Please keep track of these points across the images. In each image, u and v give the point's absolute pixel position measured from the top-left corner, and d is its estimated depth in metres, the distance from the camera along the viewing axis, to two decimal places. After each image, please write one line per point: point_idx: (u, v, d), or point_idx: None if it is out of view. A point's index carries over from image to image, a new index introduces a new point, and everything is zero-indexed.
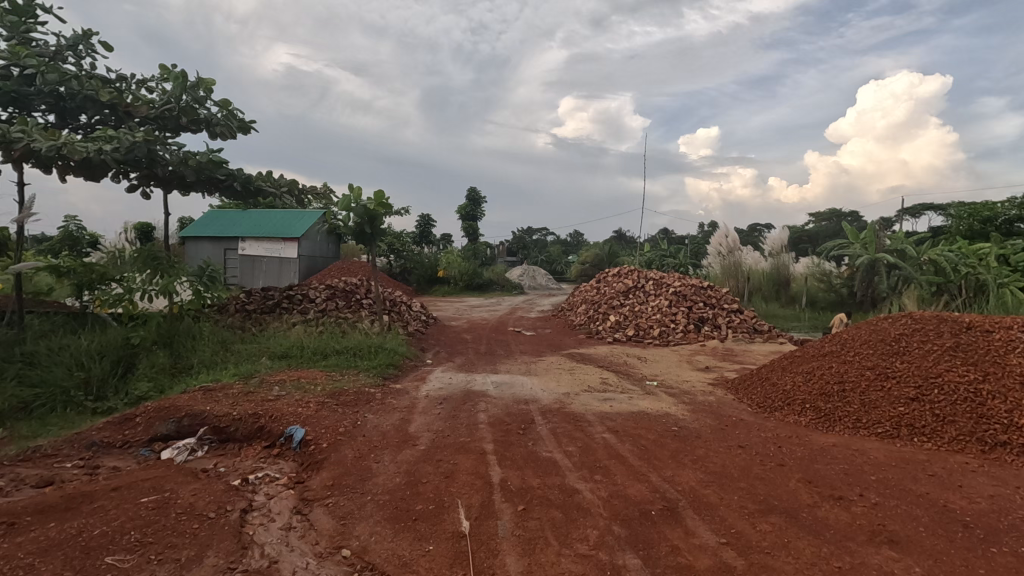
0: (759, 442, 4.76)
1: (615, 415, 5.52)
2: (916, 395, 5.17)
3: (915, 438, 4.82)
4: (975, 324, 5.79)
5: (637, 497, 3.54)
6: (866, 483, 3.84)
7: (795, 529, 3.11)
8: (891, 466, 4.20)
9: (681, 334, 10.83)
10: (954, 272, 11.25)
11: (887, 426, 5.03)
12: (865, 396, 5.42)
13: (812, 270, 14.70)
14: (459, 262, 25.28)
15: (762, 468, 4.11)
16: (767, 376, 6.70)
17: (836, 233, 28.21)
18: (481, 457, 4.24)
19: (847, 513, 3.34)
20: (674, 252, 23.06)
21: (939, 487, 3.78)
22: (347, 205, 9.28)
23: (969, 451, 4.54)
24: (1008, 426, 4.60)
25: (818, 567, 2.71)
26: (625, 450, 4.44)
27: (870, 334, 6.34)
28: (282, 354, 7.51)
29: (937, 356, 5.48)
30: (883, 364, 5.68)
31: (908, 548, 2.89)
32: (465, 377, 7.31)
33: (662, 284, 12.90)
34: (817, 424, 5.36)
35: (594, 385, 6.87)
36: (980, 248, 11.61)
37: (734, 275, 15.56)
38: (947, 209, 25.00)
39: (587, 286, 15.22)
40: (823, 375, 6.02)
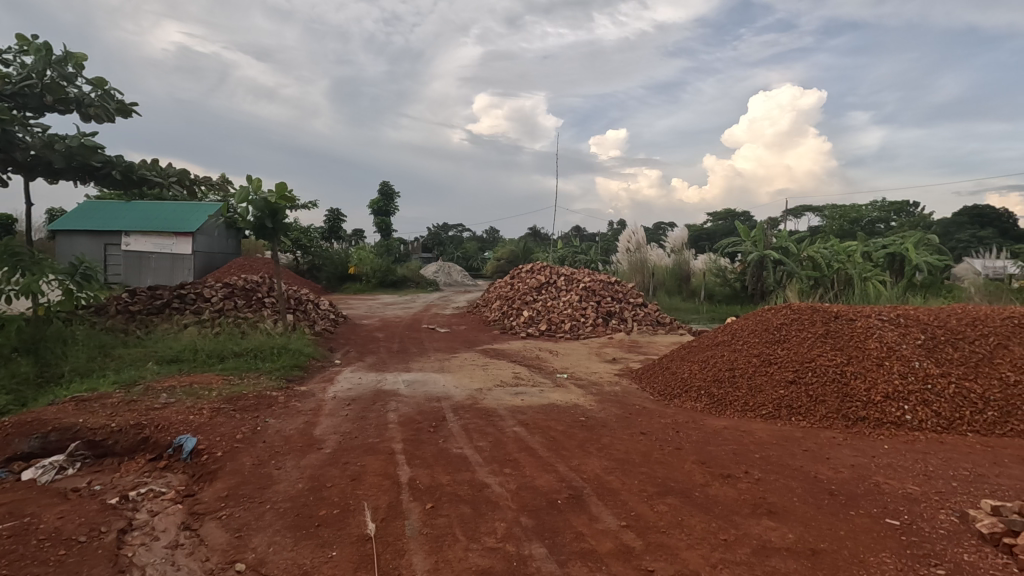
0: (659, 428, 5.04)
1: (526, 408, 5.62)
2: (794, 379, 5.71)
3: (793, 417, 5.33)
4: (841, 313, 6.50)
5: (544, 487, 3.63)
6: (751, 461, 4.18)
7: (688, 507, 3.33)
8: (772, 444, 4.61)
9: (591, 327, 11.24)
10: (828, 267, 12.57)
11: (770, 407, 5.51)
12: (751, 382, 5.90)
13: (710, 266, 15.91)
14: (372, 258, 24.61)
15: (661, 453, 4.35)
16: (668, 365, 7.11)
17: (730, 232, 30.50)
18: (390, 458, 4.15)
19: (734, 489, 3.63)
20: (585, 249, 23.83)
21: (811, 460, 4.20)
22: (245, 197, 8.69)
23: (836, 427, 5.08)
24: (867, 402, 5.21)
25: (707, 541, 2.92)
26: (535, 442, 4.54)
27: (755, 324, 6.92)
28: (171, 358, 6.91)
29: (811, 343, 6.09)
30: (767, 352, 6.22)
31: (783, 518, 3.19)
32: (376, 376, 7.13)
33: (573, 279, 13.31)
34: (710, 408, 5.78)
35: (506, 380, 6.96)
36: (849, 245, 13.01)
37: (641, 271, 16.36)
38: (822, 211, 27.84)
39: (502, 282, 15.37)
40: (715, 363, 6.49)
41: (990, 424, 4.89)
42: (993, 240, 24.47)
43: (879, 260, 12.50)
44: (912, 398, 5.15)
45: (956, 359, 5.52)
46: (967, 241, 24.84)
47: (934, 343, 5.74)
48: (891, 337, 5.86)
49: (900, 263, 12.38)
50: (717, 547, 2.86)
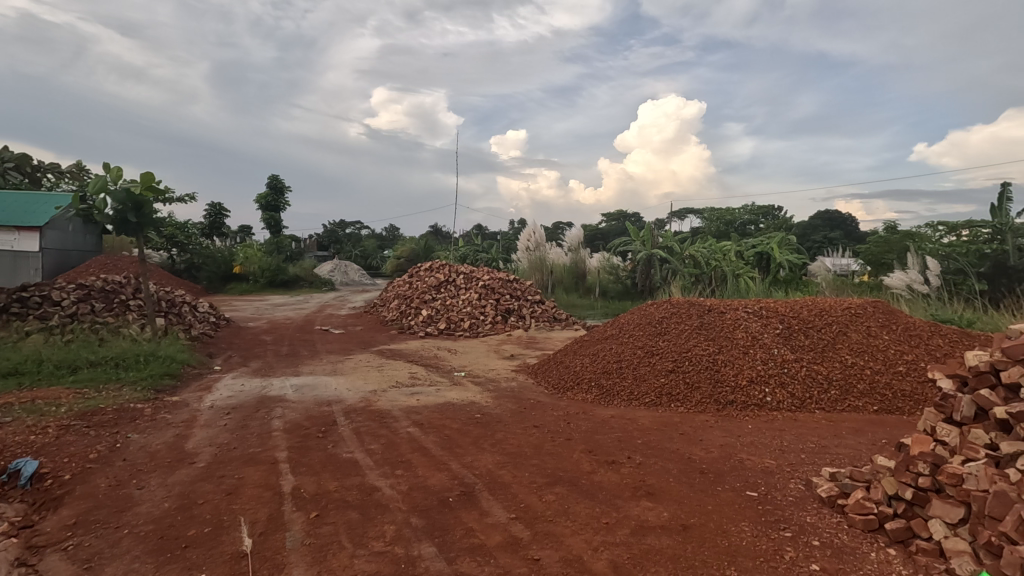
0: (551, 421, 5.21)
1: (422, 408, 5.55)
2: (673, 368, 6.15)
3: (672, 403, 5.74)
4: (714, 306, 7.11)
5: (436, 486, 3.61)
6: (633, 446, 4.45)
7: (574, 495, 3.47)
8: (653, 429, 4.94)
9: (490, 325, 11.35)
10: (708, 266, 13.75)
11: (652, 395, 5.89)
12: (636, 372, 6.27)
13: (604, 264, 16.43)
14: (259, 256, 22.95)
15: (552, 444, 4.50)
16: (561, 359, 7.37)
17: (622, 232, 32.18)
18: (272, 467, 3.92)
19: (618, 474, 3.84)
20: (486, 247, 23.99)
21: (686, 442, 4.55)
22: (102, 187, 7.76)
23: (709, 410, 5.55)
24: (735, 387, 5.74)
25: (591, 525, 3.06)
26: (429, 441, 4.50)
27: (641, 318, 7.37)
28: (8, 371, 6.00)
29: (688, 334, 6.60)
30: (650, 344, 6.64)
31: (660, 498, 3.42)
32: (261, 382, 6.69)
33: (472, 278, 13.35)
34: (600, 399, 6.07)
35: (402, 380, 6.83)
36: (724, 245, 14.24)
37: (540, 269, 16.89)
38: (702, 213, 30.24)
39: (400, 281, 15.06)
40: (605, 355, 6.83)
41: (833, 401, 5.59)
42: (839, 241, 28.02)
43: (750, 258, 13.79)
44: (772, 381, 5.76)
45: (807, 345, 6.25)
46: (820, 241, 28.20)
47: (790, 331, 6.46)
48: (755, 327, 6.51)
49: (767, 261, 13.74)
50: (600, 530, 3.01)
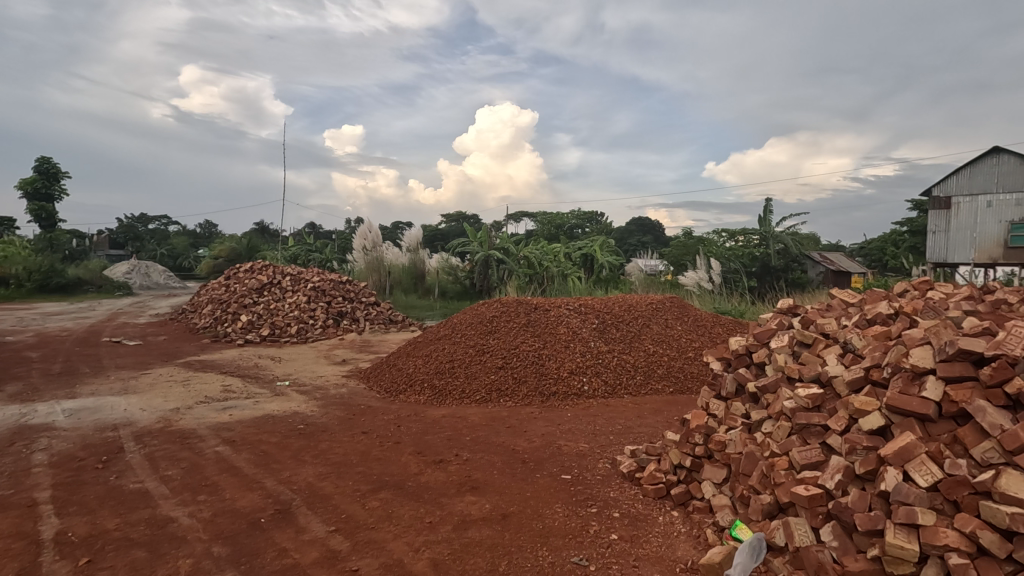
0: (381, 425, 5.08)
1: (235, 424, 5.03)
2: (502, 364, 6.42)
3: (502, 398, 5.99)
4: (539, 305, 7.57)
5: (246, 508, 3.29)
6: (462, 443, 4.55)
7: (399, 499, 3.43)
8: (482, 425, 5.10)
9: (320, 330, 10.71)
10: (541, 266, 14.48)
11: (482, 392, 6.08)
12: (468, 370, 6.42)
13: (442, 265, 16.48)
14: (23, 254, 18.78)
15: (380, 449, 4.39)
16: (394, 362, 7.24)
17: (460, 233, 32.68)
18: (29, 512, 3.23)
19: (444, 472, 3.89)
20: (319, 246, 22.61)
21: (512, 435, 4.78)
22: None
23: (534, 402, 5.90)
24: (557, 378, 6.19)
25: (414, 527, 3.06)
26: (241, 460, 4.10)
27: (473, 317, 7.56)
28: None
29: (516, 332, 6.94)
30: (481, 342, 6.85)
31: (484, 491, 3.54)
32: (20, 409, 5.48)
33: (300, 279, 12.46)
34: (432, 400, 6.09)
35: (212, 395, 6.11)
36: (554, 247, 15.16)
37: (377, 270, 16.34)
38: (534, 216, 31.93)
39: (215, 283, 13.50)
40: (437, 355, 6.86)
41: (639, 385, 6.32)
42: (651, 245, 31.75)
43: (576, 259, 14.88)
44: (588, 370, 6.33)
45: (617, 337, 6.98)
46: (635, 244, 31.63)
47: (604, 325, 7.15)
48: (574, 323, 7.08)
49: (591, 262, 14.98)
50: (422, 530, 3.02)
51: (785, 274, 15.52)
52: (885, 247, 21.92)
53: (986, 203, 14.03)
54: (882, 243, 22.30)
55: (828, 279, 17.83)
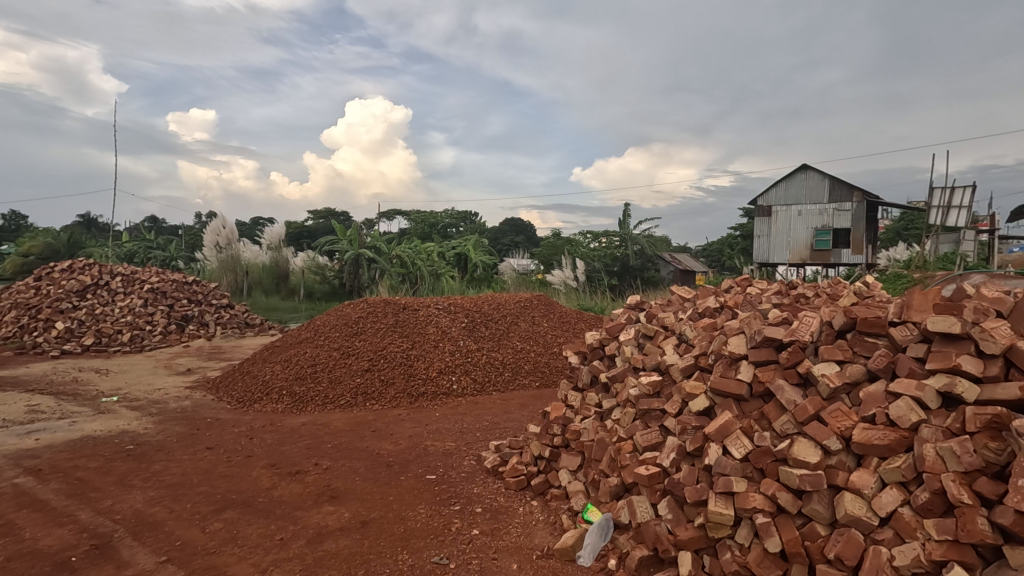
0: (229, 439, 4.65)
1: (42, 449, 4.29)
2: (369, 366, 6.21)
3: (367, 402, 5.80)
4: (408, 304, 7.45)
5: (51, 547, 2.81)
6: (322, 451, 4.32)
7: (246, 517, 3.16)
8: (345, 431, 4.89)
9: (160, 337, 9.52)
10: (414, 266, 14.05)
11: (347, 397, 5.83)
12: (331, 374, 6.11)
13: (308, 264, 15.52)
14: None
15: (227, 465, 4.02)
16: (247, 369, 6.66)
17: (329, 231, 31.00)
18: None
19: (301, 484, 3.66)
20: (162, 243, 20.13)
21: (376, 438, 4.64)
22: None
23: (401, 404, 5.79)
24: (426, 378, 6.15)
25: (262, 546, 2.84)
26: (48, 491, 3.50)
27: (338, 318, 7.21)
28: None
29: (383, 333, 6.76)
30: (346, 344, 6.56)
31: (343, 499, 3.39)
32: None
33: (134, 280, 10.96)
34: (291, 407, 5.71)
35: (12, 417, 5.15)
36: (428, 247, 14.93)
37: (232, 269, 14.98)
38: (408, 214, 31.23)
39: (21, 285, 11.40)
40: (297, 360, 6.45)
41: (506, 381, 6.48)
42: (523, 245, 32.64)
43: (450, 259, 14.76)
44: (458, 369, 6.37)
45: (487, 336, 7.10)
46: (508, 244, 32.35)
47: (473, 324, 7.23)
48: (444, 323, 7.08)
49: (465, 261, 14.93)
50: (271, 549, 2.81)
51: (642, 273, 16.94)
52: (723, 249, 24.77)
53: (798, 212, 16.50)
54: (720, 245, 25.13)
55: (677, 277, 19.73)
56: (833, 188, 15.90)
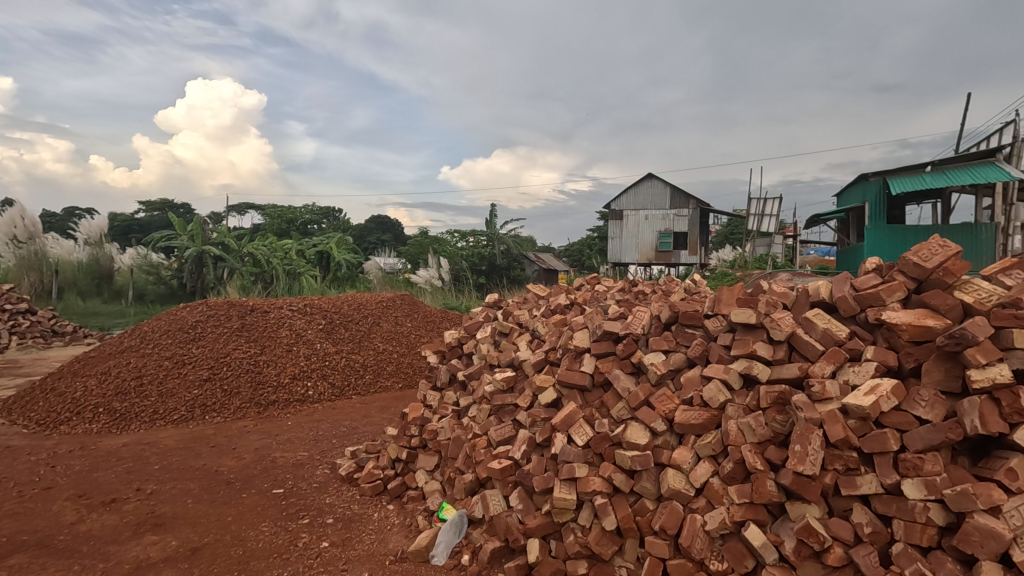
0: (23, 470, 3.91)
1: None
2: (209, 375, 5.62)
3: (207, 415, 5.24)
4: (256, 306, 6.86)
5: None
6: (147, 474, 3.81)
7: (41, 560, 2.68)
8: (178, 449, 4.37)
9: None
10: (269, 265, 12.51)
11: (182, 411, 5.22)
12: (162, 386, 5.42)
13: (138, 262, 13.55)
14: None
15: (18, 501, 3.37)
16: (51, 386, 5.65)
17: (167, 224, 27.48)
18: None
19: (117, 513, 3.19)
20: None
21: (215, 455, 4.21)
22: None
23: (248, 415, 5.33)
24: (277, 386, 5.73)
25: None
26: None
27: (171, 323, 6.41)
28: None
29: (226, 338, 6.16)
30: (181, 352, 5.86)
31: (170, 526, 3.02)
32: None
33: None
34: (110, 427, 4.97)
35: None
36: (285, 244, 13.53)
37: (36, 267, 12.50)
38: (261, 208, 28.68)
39: None
40: (118, 372, 5.61)
41: (367, 384, 6.27)
42: (390, 243, 31.67)
43: (310, 257, 13.69)
44: (314, 374, 6.03)
45: (346, 338, 6.79)
46: (375, 242, 31.22)
47: (331, 326, 6.87)
48: (298, 325, 6.65)
49: (327, 260, 14.00)
50: None
51: (507, 272, 17.53)
52: (582, 249, 26.35)
53: (645, 216, 18.11)
54: (580, 245, 26.63)
55: (541, 277, 20.54)
56: (673, 195, 17.68)
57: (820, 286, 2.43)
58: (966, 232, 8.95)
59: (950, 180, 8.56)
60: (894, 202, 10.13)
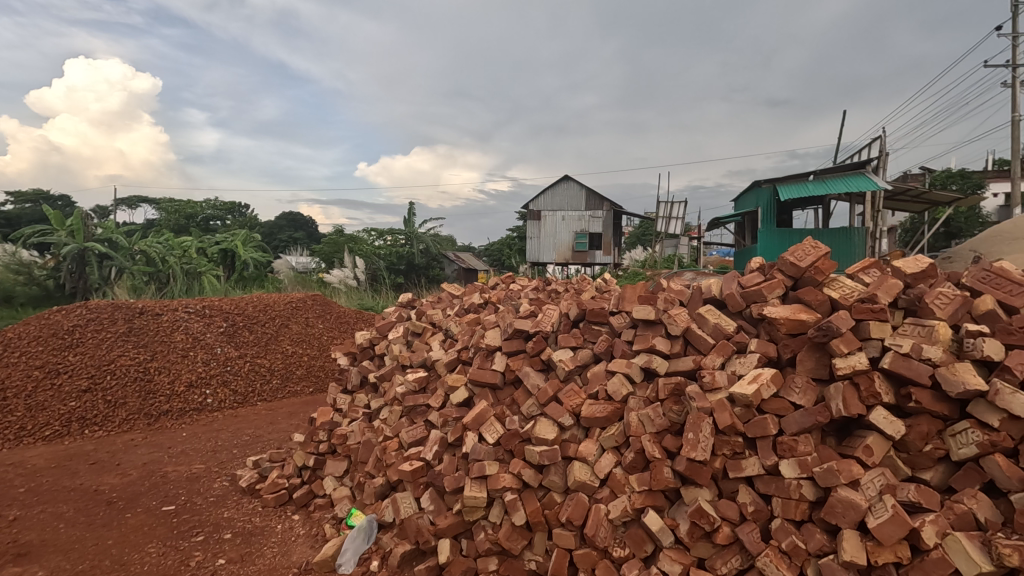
0: None
1: None
2: (88, 386, 5.08)
3: (86, 430, 4.73)
4: (146, 308, 6.27)
5: None
6: (9, 499, 3.38)
7: None
8: (50, 468, 3.91)
9: None
10: (164, 264, 11.16)
11: (55, 426, 4.68)
12: (30, 399, 4.82)
13: None
14: None
15: None
16: None
17: (40, 219, 24.49)
18: None
19: None
20: None
21: (94, 473, 3.81)
22: None
23: (136, 428, 4.89)
24: (170, 395, 5.30)
25: None
26: None
27: (41, 328, 5.71)
28: None
29: (110, 344, 5.59)
30: (54, 360, 5.24)
31: (37, 555, 2.70)
32: None
33: None
34: None
35: None
36: (184, 242, 12.28)
37: None
38: (155, 202, 26.25)
39: None
40: None
41: (274, 390, 5.97)
42: (302, 241, 30.18)
43: (213, 256, 12.66)
44: (214, 381, 5.63)
45: (250, 341, 6.40)
46: (286, 240, 29.65)
47: (233, 329, 6.45)
48: (195, 328, 6.18)
49: (232, 258, 13.03)
50: None
51: (426, 271, 17.36)
52: (502, 249, 26.56)
53: (562, 217, 18.55)
54: (500, 245, 26.82)
55: (461, 277, 20.44)
56: (588, 197, 18.25)
57: (711, 284, 2.60)
58: (841, 235, 9.97)
59: (829, 188, 9.48)
60: (783, 207, 11.06)
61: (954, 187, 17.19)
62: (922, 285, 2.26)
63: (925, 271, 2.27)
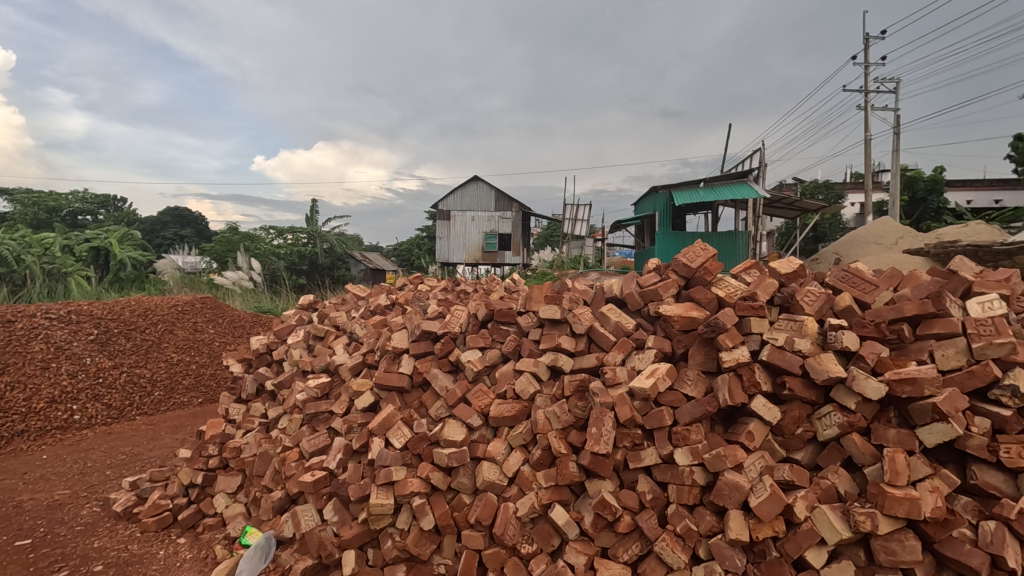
0: None
1: None
2: None
3: None
4: None
5: None
6: None
7: None
8: None
9: None
10: (18, 263, 9.63)
11: None
12: None
13: None
14: None
15: None
16: None
17: None
18: None
19: None
20: None
21: None
22: None
23: None
24: (26, 413, 4.64)
25: None
26: None
27: None
28: None
29: None
30: None
31: None
32: None
33: None
34: None
35: None
36: (45, 238, 10.80)
37: None
38: (7, 193, 22.85)
39: None
40: None
41: (157, 403, 5.46)
42: (190, 239, 27.75)
43: (82, 254, 11.25)
44: (82, 396, 5.03)
45: (127, 349, 5.78)
46: (170, 238, 27.14)
47: (106, 337, 5.78)
48: (58, 336, 5.47)
49: (105, 257, 11.68)
50: None
51: (331, 272, 16.67)
52: (410, 249, 26.11)
53: (471, 217, 18.56)
54: (409, 245, 26.37)
55: (367, 277, 19.76)
56: (497, 198, 18.43)
57: (613, 284, 2.72)
58: (728, 238, 10.87)
59: (717, 195, 10.28)
60: (677, 211, 11.85)
61: (820, 197, 19.29)
62: (794, 283, 2.50)
63: (796, 271, 2.52)
